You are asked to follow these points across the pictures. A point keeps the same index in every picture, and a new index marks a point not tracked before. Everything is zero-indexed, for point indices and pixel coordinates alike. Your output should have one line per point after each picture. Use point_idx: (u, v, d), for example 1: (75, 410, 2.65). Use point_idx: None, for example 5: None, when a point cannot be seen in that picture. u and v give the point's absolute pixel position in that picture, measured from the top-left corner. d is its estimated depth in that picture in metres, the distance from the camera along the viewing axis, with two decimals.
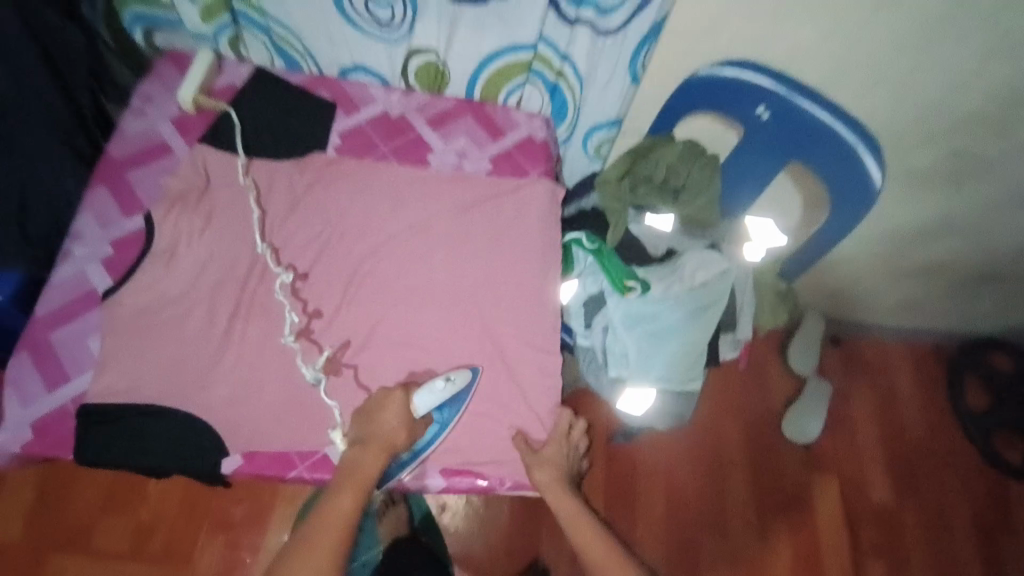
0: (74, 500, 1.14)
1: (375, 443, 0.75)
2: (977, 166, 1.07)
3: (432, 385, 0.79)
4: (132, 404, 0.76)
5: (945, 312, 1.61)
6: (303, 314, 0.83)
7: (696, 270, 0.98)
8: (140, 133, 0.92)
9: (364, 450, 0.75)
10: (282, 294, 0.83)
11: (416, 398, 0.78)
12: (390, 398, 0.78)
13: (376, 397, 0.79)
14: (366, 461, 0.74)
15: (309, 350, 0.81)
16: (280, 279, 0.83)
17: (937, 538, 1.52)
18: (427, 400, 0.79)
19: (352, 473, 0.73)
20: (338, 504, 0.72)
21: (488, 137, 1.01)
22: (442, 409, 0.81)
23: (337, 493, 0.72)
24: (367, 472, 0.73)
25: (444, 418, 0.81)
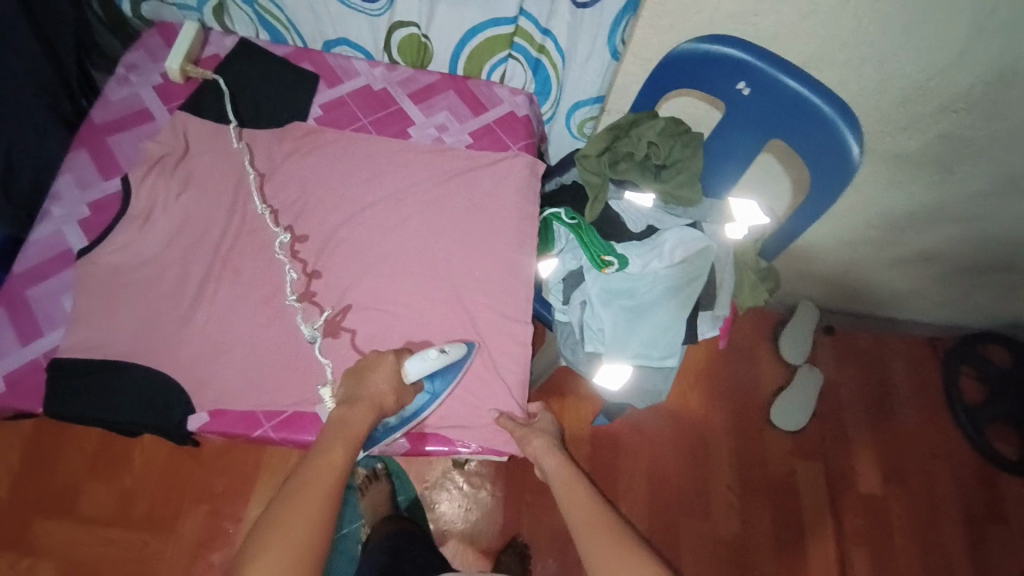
0: (63, 470, 1.26)
1: (364, 400, 0.75)
2: (967, 151, 1.05)
3: (427, 353, 0.78)
4: (101, 360, 0.78)
5: (942, 303, 1.59)
6: (303, 274, 0.85)
7: (676, 247, 0.96)
8: (125, 99, 0.96)
9: (355, 406, 0.75)
10: (282, 252, 0.86)
11: (407, 363, 0.78)
12: (381, 361, 0.78)
13: (368, 359, 0.79)
14: (357, 414, 0.74)
15: (310, 309, 0.84)
16: (279, 238, 0.86)
17: (925, 530, 1.50)
18: (420, 367, 0.78)
19: (344, 426, 0.73)
20: (333, 454, 0.70)
21: (470, 112, 1.01)
22: (433, 377, 0.81)
23: (331, 445, 0.71)
24: (359, 426, 0.73)
25: (434, 388, 0.82)
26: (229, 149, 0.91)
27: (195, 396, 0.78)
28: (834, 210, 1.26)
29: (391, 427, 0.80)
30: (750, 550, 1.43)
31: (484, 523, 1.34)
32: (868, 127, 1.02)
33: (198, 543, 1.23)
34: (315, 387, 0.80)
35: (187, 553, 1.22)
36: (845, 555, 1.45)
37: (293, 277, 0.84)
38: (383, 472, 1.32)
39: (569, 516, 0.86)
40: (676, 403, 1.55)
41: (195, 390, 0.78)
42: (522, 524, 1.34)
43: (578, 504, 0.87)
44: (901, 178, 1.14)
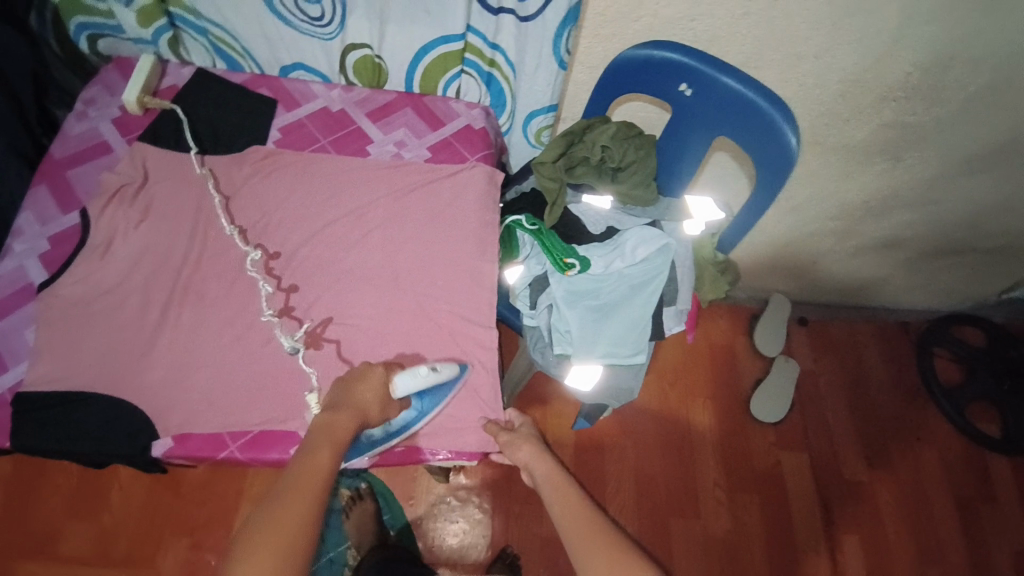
0: (40, 512, 1.23)
1: (348, 406, 0.77)
2: (910, 137, 1.09)
3: (417, 371, 0.82)
4: (62, 392, 0.81)
5: (909, 288, 1.62)
6: (279, 288, 0.89)
7: (637, 245, 0.98)
8: (84, 133, 0.99)
9: (339, 412, 0.75)
10: (254, 270, 0.89)
11: (397, 380, 0.82)
12: (370, 373, 0.82)
13: (358, 369, 0.82)
14: (342, 419, 0.74)
15: (288, 323, 0.87)
16: (251, 256, 0.89)
17: (914, 514, 1.49)
18: (408, 384, 0.82)
19: (330, 431, 0.73)
20: (319, 457, 0.70)
21: (428, 127, 1.05)
22: (422, 395, 0.85)
23: (317, 448, 0.70)
24: (343, 430, 0.74)
25: (422, 406, 0.85)
26: (187, 177, 0.94)
27: (158, 419, 0.80)
28: (792, 202, 1.28)
29: (376, 439, 0.84)
30: (743, 545, 1.40)
31: (472, 536, 1.32)
32: (811, 120, 1.06)
33: None
34: (283, 398, 0.83)
35: None
36: (835, 541, 1.44)
37: (267, 291, 0.88)
38: (367, 491, 1.30)
39: (562, 527, 0.86)
40: (656, 402, 1.55)
41: (160, 414, 0.81)
42: (510, 533, 1.33)
43: (569, 513, 0.87)
44: (851, 168, 1.17)
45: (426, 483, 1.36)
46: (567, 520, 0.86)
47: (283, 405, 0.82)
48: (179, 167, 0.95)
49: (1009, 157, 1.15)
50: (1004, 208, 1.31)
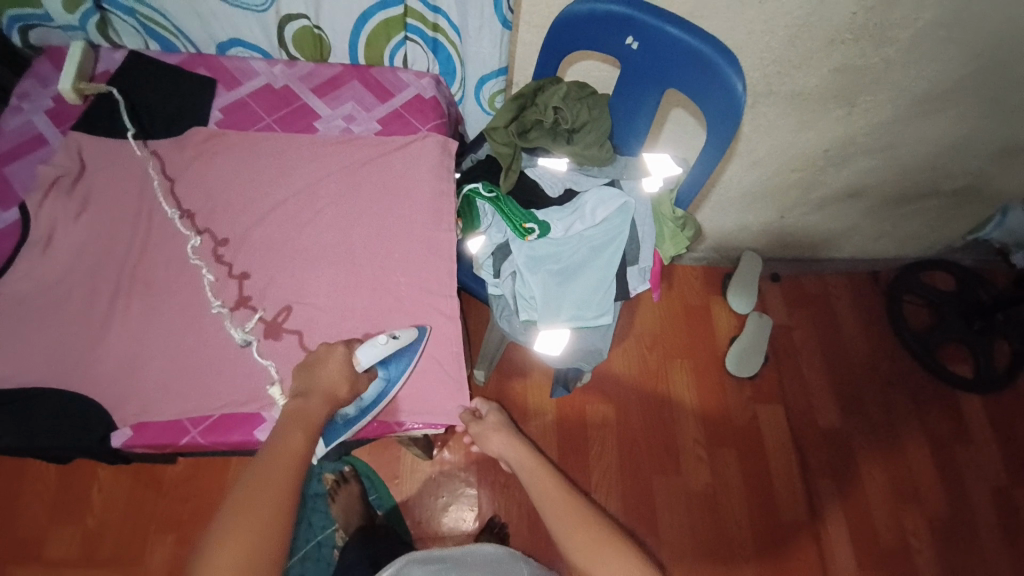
0: (21, 519, 1.22)
1: (318, 389, 0.76)
2: (863, 79, 1.09)
3: (376, 340, 0.81)
4: (14, 388, 0.82)
5: (876, 236, 1.64)
6: (231, 276, 0.90)
7: (597, 207, 0.97)
8: (18, 127, 0.99)
9: (310, 396, 0.75)
10: (196, 257, 0.91)
11: (359, 352, 0.81)
12: (331, 353, 0.79)
13: (317, 352, 0.80)
14: (314, 404, 0.74)
15: (242, 314, 0.88)
16: (190, 244, 0.91)
17: (888, 456, 1.53)
18: (370, 353, 0.81)
19: (302, 416, 0.72)
20: (295, 439, 0.69)
21: (376, 99, 1.05)
22: (387, 364, 0.84)
23: (290, 431, 0.70)
24: (315, 414, 0.73)
25: (390, 374, 0.85)
26: (128, 167, 0.95)
27: (116, 411, 0.82)
28: (754, 156, 1.28)
29: (352, 417, 0.84)
30: (724, 500, 1.43)
31: (460, 509, 1.33)
32: (761, 69, 1.06)
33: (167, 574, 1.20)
34: (243, 377, 0.85)
35: None
36: (814, 488, 1.47)
37: (211, 279, 0.89)
38: (352, 474, 1.30)
39: (545, 510, 0.86)
40: (635, 367, 1.56)
41: (118, 405, 0.82)
42: (497, 503, 1.34)
43: (547, 492, 0.88)
44: (807, 117, 1.17)
45: (410, 462, 1.37)
46: (549, 503, 0.86)
47: (242, 385, 0.84)
48: (119, 157, 0.96)
49: (964, 95, 1.15)
50: (962, 148, 1.32)
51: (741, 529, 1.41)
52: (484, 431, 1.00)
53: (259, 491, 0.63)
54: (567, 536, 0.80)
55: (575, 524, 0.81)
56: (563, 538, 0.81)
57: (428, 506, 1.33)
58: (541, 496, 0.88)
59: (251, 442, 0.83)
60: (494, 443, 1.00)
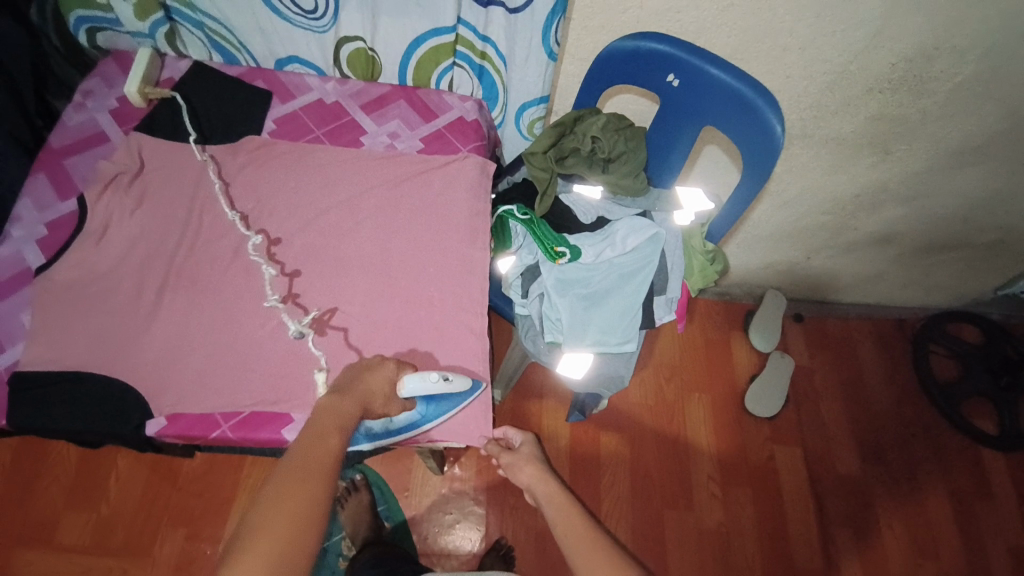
0: (39, 503, 1.25)
1: (355, 391, 0.76)
2: (900, 129, 1.10)
3: (427, 375, 0.81)
4: (57, 370, 0.85)
5: (905, 283, 1.62)
6: (282, 273, 0.94)
7: (627, 235, 0.99)
8: (81, 123, 1.05)
9: (345, 396, 0.74)
10: (256, 255, 0.94)
11: (405, 379, 0.80)
12: (382, 367, 0.81)
13: (368, 361, 0.82)
14: (347, 404, 0.73)
15: (293, 309, 0.91)
16: (252, 241, 0.94)
17: (907, 509, 1.49)
18: (416, 387, 0.80)
19: (334, 413, 0.71)
20: (329, 441, 0.68)
21: (421, 119, 1.09)
22: (428, 400, 0.86)
23: (326, 433, 0.68)
24: (348, 415, 0.72)
25: (428, 411, 0.86)
26: (181, 167, 1.00)
27: (152, 399, 0.85)
28: (784, 196, 1.29)
29: (377, 433, 0.86)
30: (735, 540, 1.40)
31: (466, 528, 1.33)
32: (798, 112, 1.07)
33: (175, 569, 1.21)
34: (274, 379, 0.87)
35: None
36: (829, 536, 1.44)
37: (272, 273, 0.92)
38: (363, 483, 1.30)
39: (564, 544, 0.81)
40: (651, 398, 1.55)
41: (155, 395, 0.85)
42: (505, 526, 1.33)
43: (570, 526, 0.83)
44: (840, 161, 1.18)
45: (422, 476, 1.37)
46: (570, 538, 0.81)
47: (273, 388, 0.86)
48: (175, 158, 1.01)
49: (1001, 149, 1.15)
50: (996, 202, 1.31)
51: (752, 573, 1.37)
52: (515, 461, 1.00)
53: (291, 497, 0.60)
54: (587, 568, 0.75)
55: (586, 547, 0.78)
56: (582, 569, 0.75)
57: (435, 522, 1.33)
58: (563, 532, 0.83)
59: (278, 440, 0.84)
60: (524, 475, 0.99)
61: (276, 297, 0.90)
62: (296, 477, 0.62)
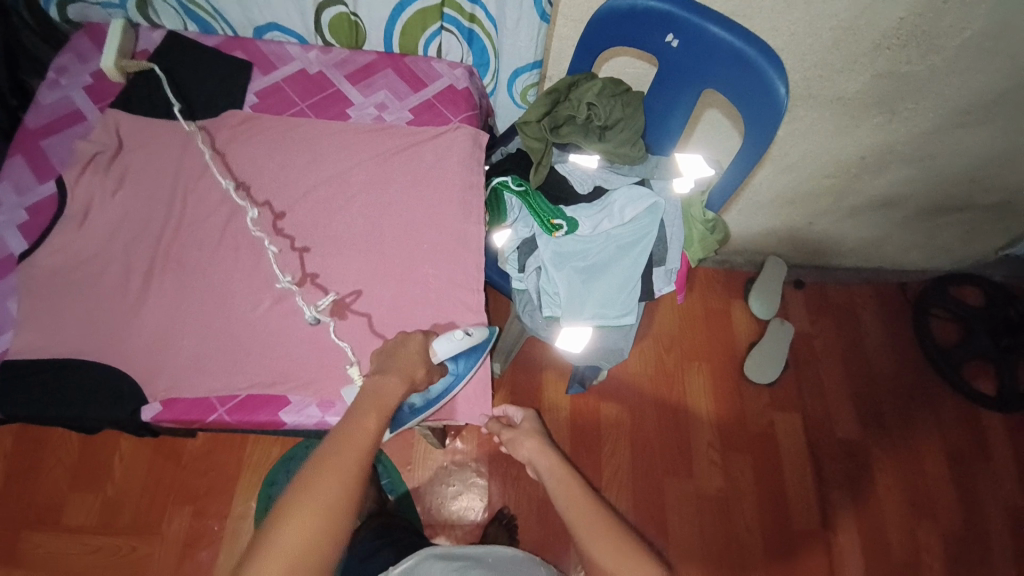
0: (43, 486, 1.25)
1: (397, 369, 0.76)
2: (906, 87, 1.06)
3: (453, 334, 0.82)
4: (46, 358, 0.84)
5: (907, 247, 1.60)
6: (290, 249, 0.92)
7: (625, 206, 0.96)
8: (56, 102, 1.01)
9: (388, 376, 0.74)
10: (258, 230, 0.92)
11: (435, 343, 0.81)
12: (410, 340, 0.80)
13: (395, 339, 0.80)
14: (390, 386, 0.73)
15: (311, 292, 0.90)
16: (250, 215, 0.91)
17: (905, 470, 1.51)
18: (447, 347, 0.81)
19: (378, 396, 0.71)
20: (366, 423, 0.68)
21: (409, 88, 1.05)
22: (457, 359, 0.84)
23: (366, 412, 0.69)
24: (390, 397, 0.72)
25: (458, 370, 0.84)
26: (162, 145, 0.97)
27: (146, 384, 0.84)
28: (787, 160, 1.25)
29: (417, 407, 0.84)
30: (735, 505, 1.42)
31: (470, 498, 1.34)
32: (800, 71, 1.04)
33: (183, 546, 1.23)
34: (266, 364, 0.86)
35: (173, 555, 1.22)
36: (828, 499, 1.45)
37: (274, 252, 0.91)
38: None
39: (568, 516, 0.80)
40: (651, 368, 1.55)
41: (149, 379, 0.84)
42: (507, 496, 1.35)
43: (571, 498, 0.82)
44: (844, 123, 1.15)
45: (424, 449, 1.38)
46: (572, 509, 0.80)
47: (268, 372, 0.85)
48: (156, 135, 0.97)
49: (1007, 108, 1.12)
50: (1002, 162, 1.28)
51: (752, 537, 1.39)
52: (516, 436, 0.98)
53: (330, 480, 0.62)
54: (590, 542, 0.74)
55: (586, 511, 0.79)
56: (586, 543, 0.75)
57: (438, 494, 1.34)
58: (565, 503, 0.82)
59: (277, 423, 0.84)
60: (525, 449, 0.97)
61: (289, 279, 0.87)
62: (331, 464, 0.63)
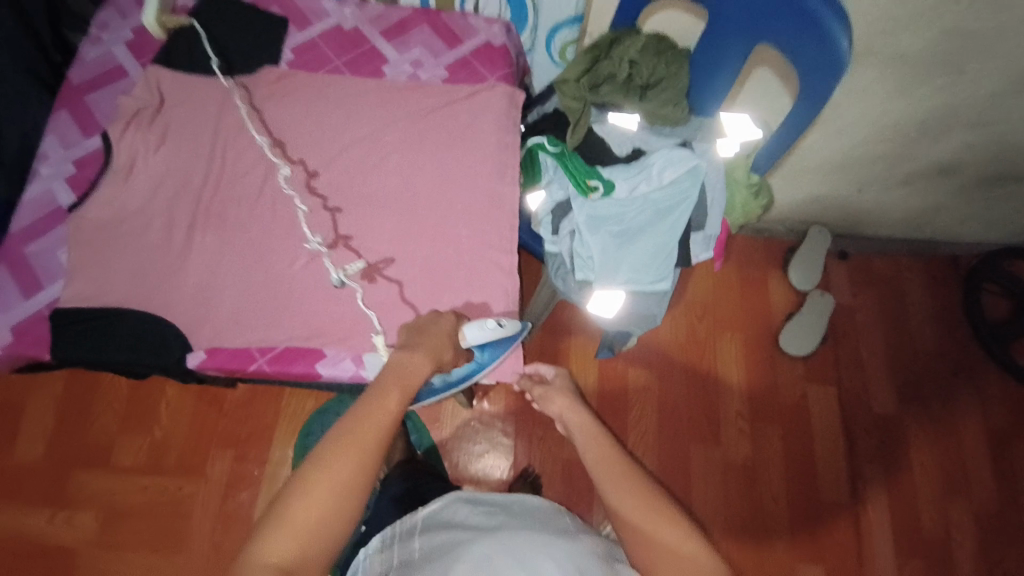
0: (96, 428, 1.33)
1: (425, 348, 0.74)
2: (977, 44, 0.97)
3: (485, 324, 0.83)
4: (97, 307, 0.87)
5: (962, 219, 1.51)
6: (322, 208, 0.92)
7: (664, 168, 0.92)
8: (98, 56, 1.02)
9: (415, 353, 0.73)
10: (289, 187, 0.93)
11: (465, 328, 0.82)
12: (440, 322, 0.80)
13: (425, 318, 0.79)
14: (417, 362, 0.72)
15: (340, 253, 0.90)
16: (281, 172, 0.92)
17: (943, 449, 1.47)
18: (476, 335, 0.82)
19: (403, 373, 0.70)
20: (388, 401, 0.66)
21: (445, 45, 1.03)
22: (483, 348, 0.85)
23: (388, 390, 0.67)
24: (416, 374, 0.71)
25: (483, 358, 0.85)
26: (201, 100, 0.97)
27: (191, 335, 0.87)
28: (839, 124, 1.19)
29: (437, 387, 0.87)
30: (762, 475, 1.41)
31: (496, 457, 1.37)
32: (861, 26, 0.96)
33: (227, 486, 1.30)
34: (302, 320, 0.87)
35: (217, 493, 1.29)
36: (858, 473, 1.43)
37: (305, 210, 0.91)
38: None
39: (596, 473, 0.77)
40: (682, 337, 1.53)
41: (193, 330, 0.87)
42: (533, 456, 1.37)
43: (600, 454, 0.79)
44: (906, 83, 1.07)
45: (452, 408, 1.40)
46: (601, 464, 0.77)
47: (305, 329, 0.87)
48: (195, 90, 0.98)
49: None
50: None
51: (778, 506, 1.39)
52: (547, 391, 0.94)
53: (341, 460, 0.61)
54: (620, 498, 0.72)
55: (620, 473, 0.75)
56: (616, 499, 0.73)
57: (465, 451, 1.37)
58: (592, 460, 0.79)
59: (313, 375, 0.86)
60: (556, 405, 0.93)
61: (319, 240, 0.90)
62: (349, 443, 0.62)
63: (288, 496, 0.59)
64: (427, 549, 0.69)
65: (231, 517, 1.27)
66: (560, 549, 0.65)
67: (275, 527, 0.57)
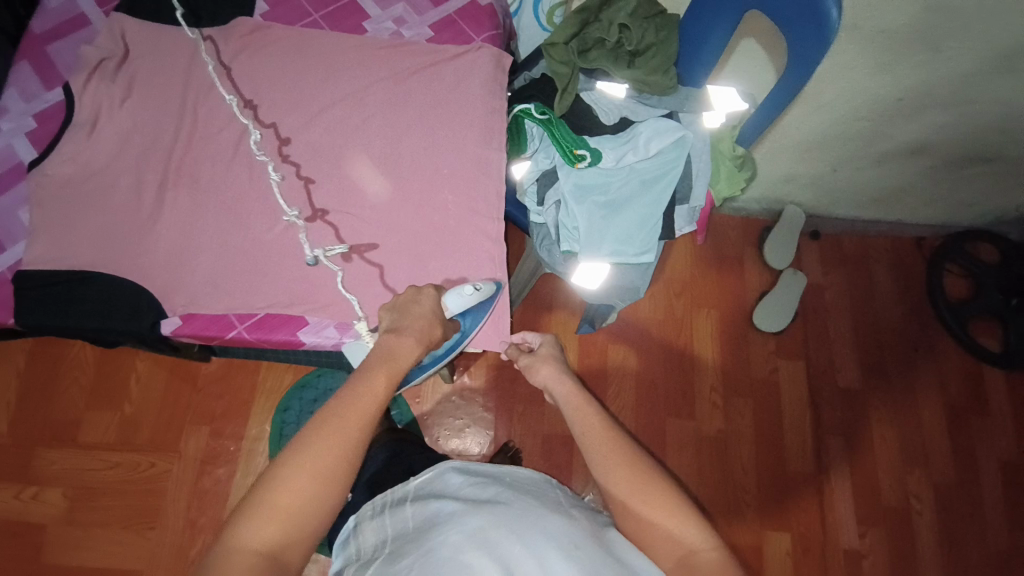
0: (61, 402, 1.28)
1: (414, 329, 0.73)
2: (954, 22, 0.99)
3: (463, 289, 0.80)
4: (63, 269, 0.83)
5: (930, 201, 1.56)
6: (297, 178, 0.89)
7: (651, 139, 0.92)
8: (58, 4, 0.96)
9: (403, 335, 0.71)
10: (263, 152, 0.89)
11: (446, 298, 0.80)
12: (425, 293, 0.77)
13: (408, 293, 0.77)
14: (405, 346, 0.70)
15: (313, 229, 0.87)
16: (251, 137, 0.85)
17: (903, 422, 1.53)
18: (456, 302, 0.80)
19: (392, 357, 0.69)
20: (374, 387, 0.65)
21: (429, 2, 0.99)
22: (465, 315, 0.84)
23: (373, 376, 0.66)
24: (404, 360, 0.69)
25: (467, 326, 0.85)
26: (172, 54, 0.92)
27: (165, 299, 0.83)
28: (819, 100, 1.21)
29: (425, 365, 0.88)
30: (733, 446, 1.45)
31: (475, 431, 1.37)
32: None
33: (201, 460, 1.27)
34: (281, 286, 0.85)
35: (191, 470, 1.26)
36: (823, 444, 1.49)
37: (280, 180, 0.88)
38: None
39: (586, 445, 0.76)
40: (660, 313, 1.55)
41: (166, 295, 0.83)
42: (513, 431, 1.38)
43: (589, 425, 0.78)
44: (885, 60, 1.08)
45: (432, 383, 1.40)
46: (591, 435, 0.76)
47: (287, 295, 0.84)
48: (164, 43, 0.92)
49: None
50: None
51: (747, 477, 1.43)
52: (533, 361, 0.90)
53: (324, 449, 0.60)
54: (610, 470, 0.72)
55: (606, 445, 0.75)
56: (606, 473, 0.72)
57: (444, 425, 1.37)
58: (582, 432, 0.78)
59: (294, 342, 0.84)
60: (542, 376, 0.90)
61: (296, 213, 0.83)
62: (328, 431, 0.61)
63: (266, 484, 0.58)
64: (417, 522, 0.68)
65: (207, 494, 1.25)
66: (552, 523, 0.64)
67: (252, 514, 0.56)
